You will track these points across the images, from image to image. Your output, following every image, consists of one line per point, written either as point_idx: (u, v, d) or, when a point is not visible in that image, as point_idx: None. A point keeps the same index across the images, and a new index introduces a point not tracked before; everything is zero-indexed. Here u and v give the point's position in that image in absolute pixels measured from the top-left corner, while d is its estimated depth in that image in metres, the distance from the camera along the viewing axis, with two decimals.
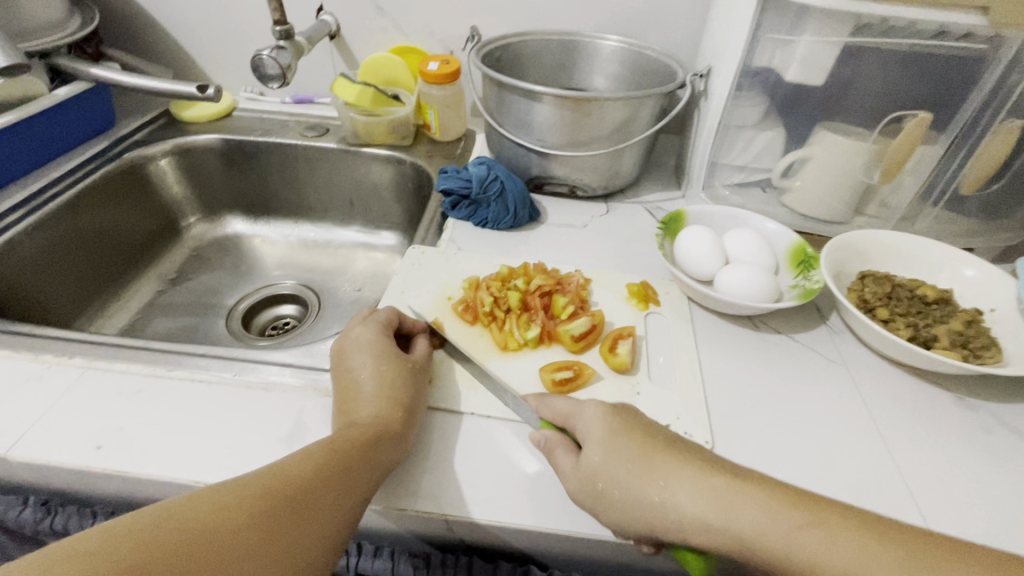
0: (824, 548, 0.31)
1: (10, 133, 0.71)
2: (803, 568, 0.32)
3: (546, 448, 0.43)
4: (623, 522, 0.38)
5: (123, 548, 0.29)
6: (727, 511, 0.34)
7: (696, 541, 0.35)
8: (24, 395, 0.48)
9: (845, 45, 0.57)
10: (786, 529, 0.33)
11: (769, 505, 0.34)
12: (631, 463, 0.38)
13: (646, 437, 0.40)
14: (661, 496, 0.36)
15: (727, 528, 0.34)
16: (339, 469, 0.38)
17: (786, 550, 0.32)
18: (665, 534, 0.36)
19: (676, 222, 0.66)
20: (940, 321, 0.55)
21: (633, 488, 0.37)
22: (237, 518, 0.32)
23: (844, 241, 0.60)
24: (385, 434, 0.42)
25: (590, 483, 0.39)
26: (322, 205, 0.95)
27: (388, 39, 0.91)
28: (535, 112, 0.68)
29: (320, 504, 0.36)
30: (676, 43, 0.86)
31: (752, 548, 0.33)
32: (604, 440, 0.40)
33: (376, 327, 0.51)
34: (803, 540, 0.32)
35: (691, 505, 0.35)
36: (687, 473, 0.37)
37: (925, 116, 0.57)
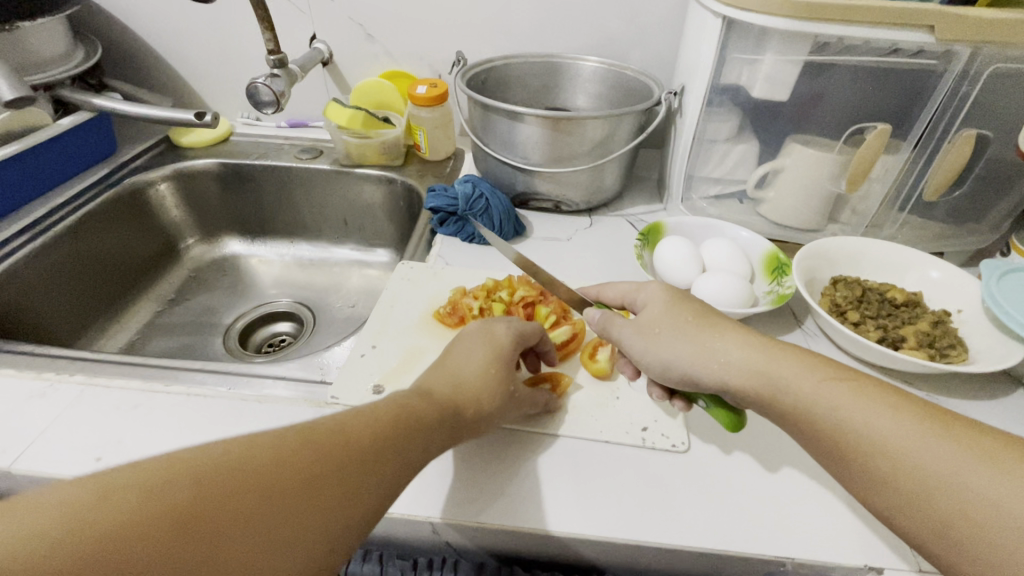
0: (845, 397, 0.38)
1: (15, 163, 0.74)
2: (822, 409, 0.38)
3: (602, 323, 0.49)
4: (669, 362, 0.45)
5: (177, 483, 0.28)
6: (772, 362, 0.42)
7: (733, 381, 0.42)
8: (27, 412, 0.50)
9: (807, 62, 0.60)
10: (817, 381, 0.40)
11: (805, 365, 0.41)
12: (686, 325, 0.46)
13: (706, 309, 0.48)
14: (713, 348, 0.44)
15: (768, 374, 0.41)
16: (398, 440, 0.37)
17: (814, 395, 0.39)
18: (705, 374, 0.44)
19: (655, 233, 0.69)
20: (908, 322, 0.57)
21: (687, 337, 0.45)
22: (291, 478, 0.31)
23: (815, 248, 0.62)
24: (449, 418, 0.41)
25: (649, 328, 0.47)
26: (317, 224, 0.98)
27: (379, 65, 0.95)
28: (518, 131, 0.71)
29: (377, 464, 0.35)
30: (654, 62, 0.89)
31: (783, 391, 0.40)
32: (666, 305, 0.48)
33: (515, 337, 0.50)
34: (828, 390, 0.39)
35: (739, 357, 0.43)
36: (740, 333, 0.44)
37: (885, 128, 0.59)
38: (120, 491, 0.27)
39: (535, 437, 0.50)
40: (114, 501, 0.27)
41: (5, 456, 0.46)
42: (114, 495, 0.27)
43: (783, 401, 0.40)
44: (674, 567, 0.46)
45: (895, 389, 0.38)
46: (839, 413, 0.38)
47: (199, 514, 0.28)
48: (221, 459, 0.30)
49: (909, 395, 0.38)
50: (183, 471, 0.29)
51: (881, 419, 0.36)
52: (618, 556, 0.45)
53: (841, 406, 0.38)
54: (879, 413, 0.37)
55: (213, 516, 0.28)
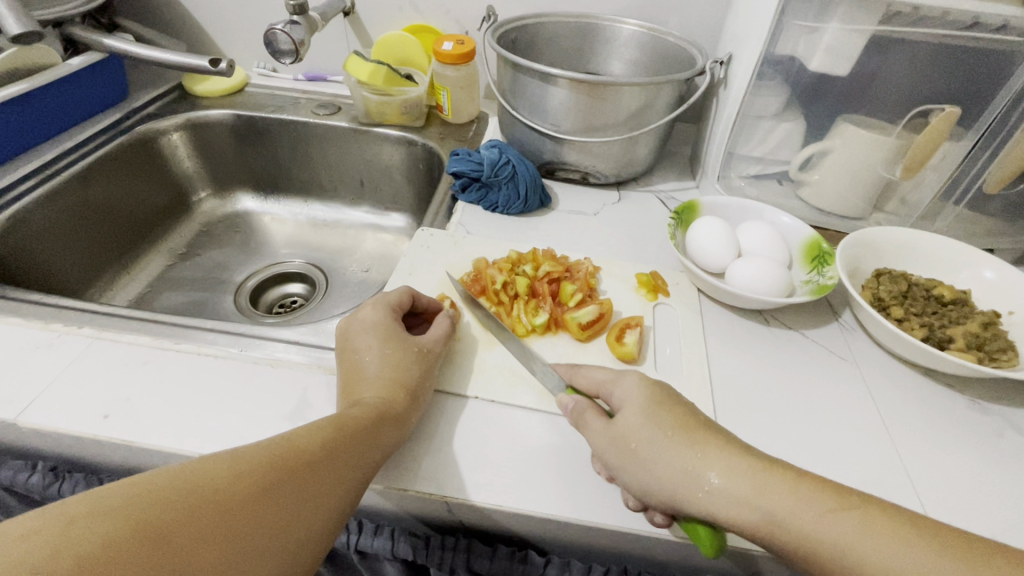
0: (855, 534, 0.32)
1: (24, 102, 0.71)
2: (831, 552, 0.32)
3: (574, 412, 0.43)
4: (648, 484, 0.38)
5: (138, 506, 0.28)
6: (763, 492, 0.35)
7: (724, 516, 0.35)
8: (33, 362, 0.48)
9: (874, 34, 0.56)
10: (817, 512, 0.33)
11: (803, 491, 0.34)
12: (669, 438, 0.38)
13: (687, 414, 0.40)
14: (695, 467, 0.37)
15: (761, 508, 0.34)
16: (345, 445, 0.37)
17: (814, 532, 0.33)
18: (690, 504, 0.36)
19: (690, 213, 0.65)
20: (956, 322, 0.54)
21: (667, 456, 0.38)
22: (248, 489, 0.32)
23: (860, 237, 0.59)
24: (389, 413, 0.42)
25: (624, 441, 0.39)
26: (332, 183, 0.94)
27: (404, 17, 0.90)
28: (549, 96, 0.67)
29: (322, 476, 0.35)
30: (696, 28, 0.83)
31: (779, 528, 0.34)
32: (644, 409, 0.41)
33: (383, 309, 0.50)
34: (831, 524, 0.32)
35: (725, 485, 0.36)
36: (724, 452, 0.37)
37: (953, 110, 0.56)
38: (81, 513, 0.26)
39: (554, 420, 0.47)
40: (77, 525, 0.26)
41: (12, 407, 0.45)
42: (77, 516, 0.26)
43: (782, 540, 0.34)
44: (694, 561, 0.44)
45: (908, 513, 0.33)
46: (848, 555, 0.31)
47: (166, 535, 0.28)
48: (179, 480, 0.30)
49: (919, 520, 0.32)
50: (143, 492, 0.29)
51: (898, 557, 0.30)
52: (634, 547, 0.44)
53: (847, 543, 0.32)
54: (891, 548, 0.31)
55: (179, 537, 0.28)
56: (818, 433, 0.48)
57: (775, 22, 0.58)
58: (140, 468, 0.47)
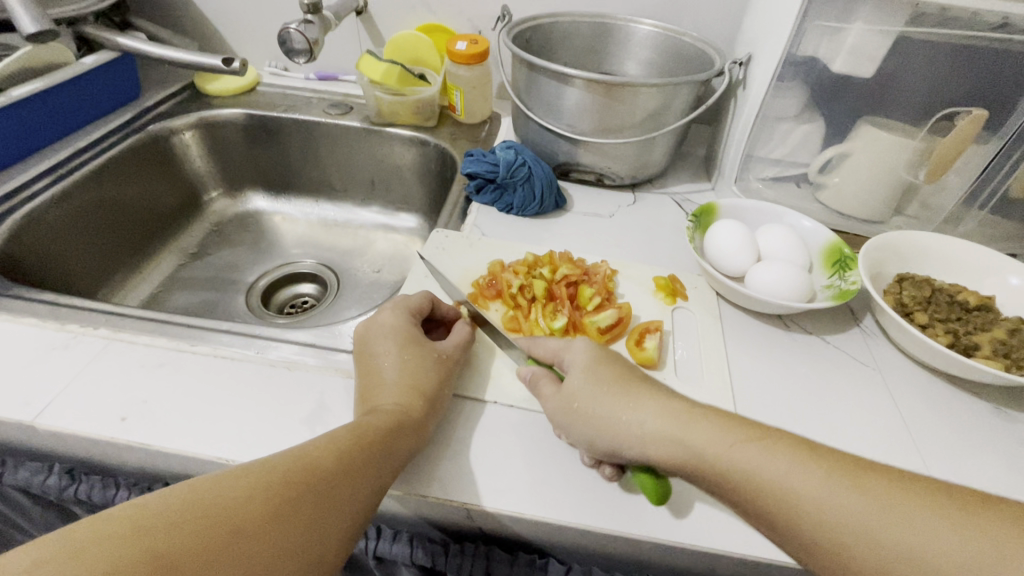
0: (764, 460, 0.34)
1: (38, 101, 0.71)
2: (743, 479, 0.34)
3: (531, 380, 0.45)
4: (590, 437, 0.40)
5: (152, 530, 0.27)
6: (687, 430, 0.37)
7: (654, 456, 0.38)
8: (50, 364, 0.48)
9: (899, 35, 0.55)
10: (730, 444, 0.35)
11: (720, 427, 0.37)
12: (606, 391, 0.41)
13: (625, 369, 0.43)
14: (627, 414, 0.39)
15: (684, 443, 0.37)
16: (360, 458, 0.37)
17: (730, 462, 0.35)
18: (626, 449, 0.39)
19: (707, 215, 0.64)
20: (981, 329, 0.53)
21: (605, 408, 0.40)
22: (264, 507, 0.31)
23: (882, 241, 0.58)
24: (405, 423, 0.41)
25: (569, 399, 0.42)
26: (343, 183, 0.94)
27: (417, 17, 0.90)
28: (565, 96, 0.66)
29: (339, 492, 0.35)
30: (712, 28, 0.83)
31: (701, 462, 0.36)
32: (586, 368, 0.43)
33: (403, 314, 0.50)
34: (744, 455, 0.35)
35: (654, 426, 0.38)
36: (653, 400, 0.40)
37: (981, 113, 0.55)
38: (95, 539, 0.26)
39: None
40: (93, 551, 0.26)
41: (29, 409, 0.44)
42: (91, 542, 0.26)
43: (704, 474, 0.36)
44: (717, 570, 0.44)
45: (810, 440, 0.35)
46: (758, 481, 0.34)
47: (181, 560, 0.27)
48: (193, 500, 0.30)
49: (823, 447, 0.35)
50: (159, 514, 0.28)
51: (801, 478, 0.33)
52: (656, 556, 0.43)
53: (757, 468, 0.34)
54: (792, 471, 0.33)
55: (196, 560, 0.28)
56: (841, 441, 0.47)
57: (797, 23, 0.57)
58: (157, 471, 0.47)
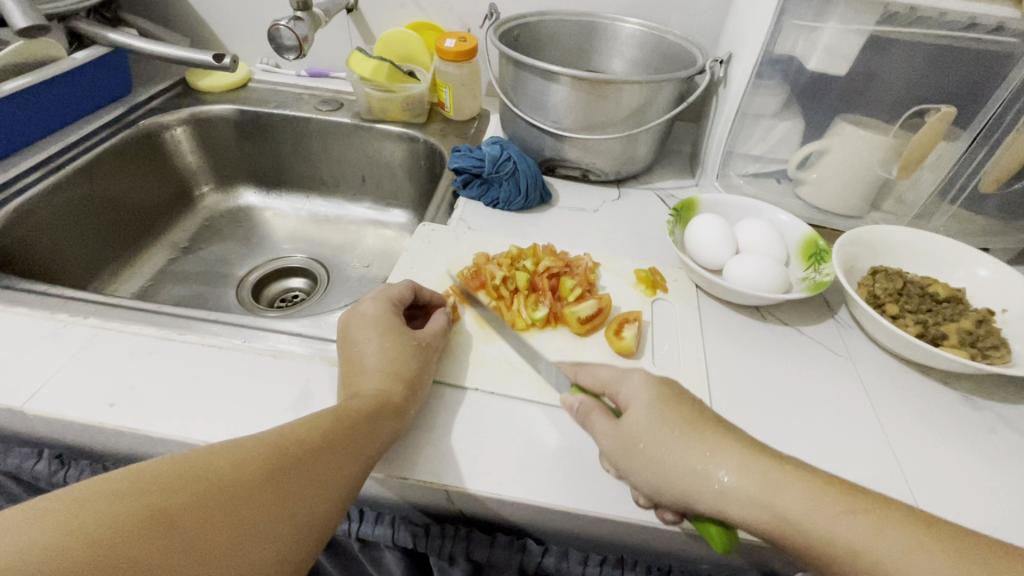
0: (868, 535, 0.32)
1: (30, 95, 0.72)
2: (842, 552, 0.32)
3: (580, 412, 0.43)
4: (659, 484, 0.38)
5: (144, 493, 0.29)
6: (777, 491, 0.35)
7: (735, 514, 0.35)
8: (39, 352, 0.49)
9: (872, 34, 0.57)
10: (831, 514, 0.33)
11: (814, 490, 0.34)
12: (680, 436, 0.38)
13: (694, 409, 0.40)
14: (705, 465, 0.37)
15: (773, 507, 0.34)
16: (346, 435, 0.38)
17: (828, 533, 0.33)
18: (699, 501, 0.37)
19: (688, 210, 0.66)
20: (951, 319, 0.55)
21: (677, 455, 0.38)
22: (253, 475, 0.32)
23: (856, 235, 0.59)
24: (388, 406, 0.42)
25: (631, 441, 0.40)
26: (333, 178, 0.95)
27: (406, 14, 0.91)
28: (551, 93, 0.67)
29: (325, 466, 0.36)
30: (697, 27, 0.84)
31: (793, 529, 0.34)
32: (651, 406, 0.40)
33: (385, 304, 0.51)
34: (848, 528, 0.32)
35: (735, 482, 0.36)
36: (734, 450, 0.37)
37: (948, 111, 0.57)
38: (91, 498, 0.28)
39: (553, 412, 0.48)
40: (88, 508, 0.27)
41: (19, 395, 0.45)
42: (87, 501, 0.27)
43: (794, 539, 0.34)
44: (689, 550, 0.45)
45: (911, 509, 0.33)
46: (859, 555, 0.32)
47: (173, 521, 0.28)
48: (183, 466, 0.31)
49: (927, 518, 0.33)
50: (151, 478, 0.30)
51: (915, 561, 0.31)
52: (630, 537, 0.44)
53: (861, 543, 0.32)
54: (900, 551, 0.31)
55: (187, 521, 0.29)
56: (813, 429, 0.49)
57: (775, 22, 0.59)
58: (144, 456, 0.48)
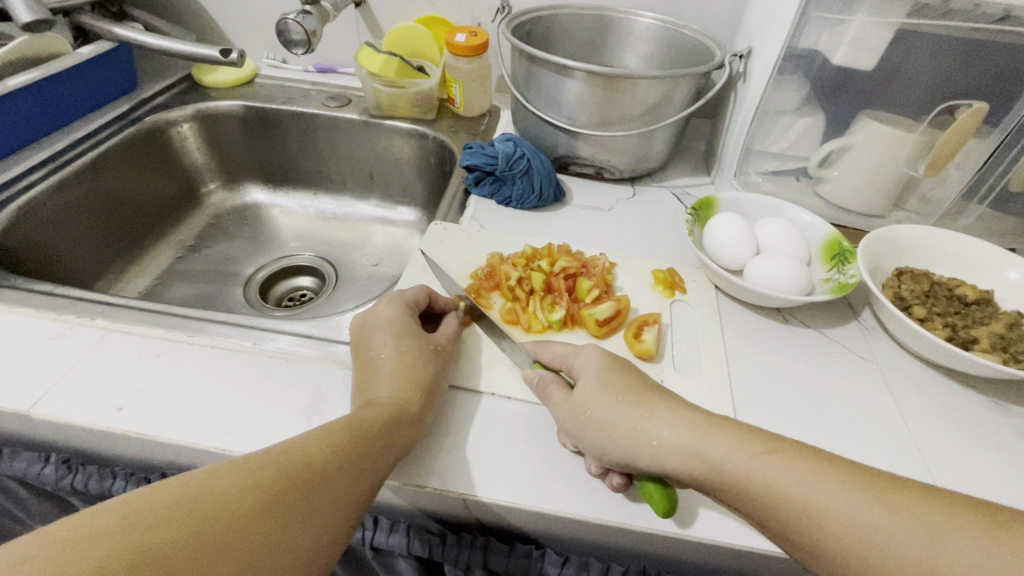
0: (782, 471, 0.34)
1: (34, 92, 0.70)
2: (760, 490, 0.34)
3: (540, 386, 0.45)
4: (605, 449, 0.39)
5: (135, 527, 0.27)
6: (705, 441, 0.37)
7: (671, 468, 0.37)
8: (46, 354, 0.48)
9: (900, 27, 0.55)
10: (749, 456, 0.35)
11: (735, 437, 0.37)
12: (621, 400, 0.40)
13: (637, 378, 0.43)
14: (644, 424, 0.39)
15: (701, 453, 0.36)
16: (354, 452, 0.37)
17: (748, 473, 0.35)
18: (641, 459, 0.38)
19: (707, 209, 0.64)
20: (980, 322, 0.53)
21: (620, 417, 0.40)
22: (253, 501, 0.31)
23: (882, 234, 0.58)
24: (402, 417, 0.41)
25: (579, 408, 0.41)
26: (341, 176, 0.93)
27: (415, 8, 0.89)
28: (565, 89, 0.66)
29: (332, 486, 0.34)
30: (713, 21, 0.82)
31: (720, 473, 0.36)
32: (598, 375, 0.43)
33: (400, 306, 0.50)
34: (762, 465, 0.35)
35: (670, 436, 0.38)
36: (668, 409, 0.39)
37: (981, 107, 0.55)
38: (76, 538, 0.26)
39: None
40: (74, 549, 0.26)
41: (26, 399, 0.44)
42: (73, 542, 0.26)
43: (720, 484, 0.36)
44: (713, 561, 0.44)
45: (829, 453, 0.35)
46: (776, 490, 0.34)
47: (167, 555, 0.27)
48: (180, 496, 0.30)
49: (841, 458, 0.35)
50: (143, 510, 0.28)
51: (820, 490, 0.33)
52: (652, 547, 0.43)
53: (773, 479, 0.34)
54: (808, 482, 0.33)
55: (181, 557, 0.28)
56: (838, 435, 0.47)
57: (798, 15, 0.57)
58: (154, 462, 0.47)
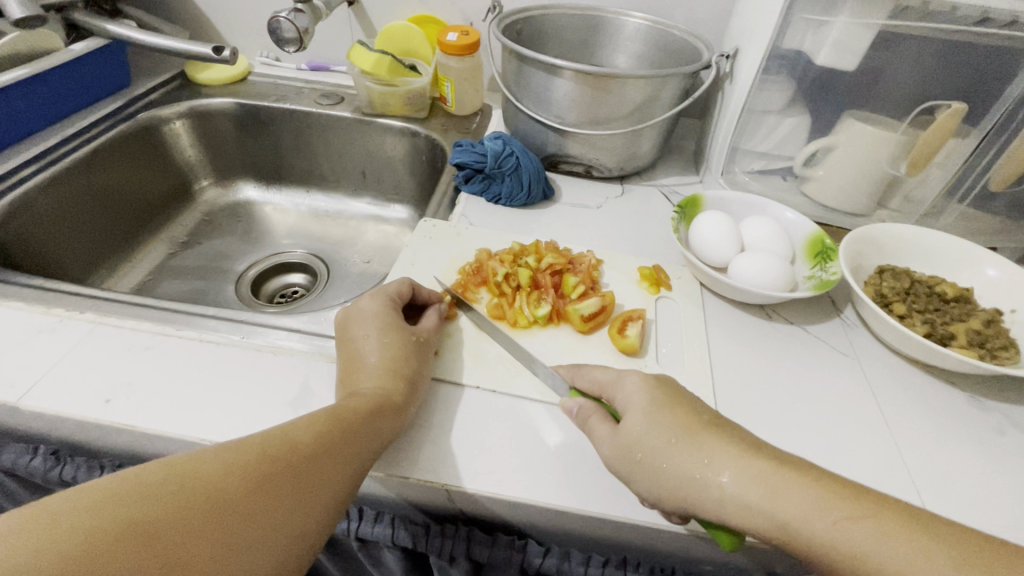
0: (872, 540, 0.30)
1: (26, 87, 0.71)
2: (844, 559, 0.31)
3: (580, 416, 0.43)
4: (659, 493, 0.37)
5: (127, 502, 0.28)
6: (775, 496, 0.33)
7: (737, 521, 0.34)
8: (35, 347, 0.48)
9: (882, 29, 0.56)
10: (831, 519, 0.32)
11: (815, 493, 0.33)
12: (675, 442, 0.38)
13: (691, 415, 0.39)
14: (703, 472, 0.36)
15: (772, 513, 0.33)
16: (341, 438, 0.37)
17: (829, 539, 0.31)
18: (702, 510, 0.36)
19: (693, 207, 0.65)
20: (959, 319, 0.54)
21: (674, 462, 0.37)
22: (242, 482, 0.32)
23: (863, 232, 0.59)
24: (386, 405, 0.41)
25: (628, 451, 0.39)
26: (334, 173, 0.94)
27: (408, 7, 0.90)
28: (554, 87, 0.66)
29: (319, 470, 0.35)
30: (702, 21, 0.83)
31: (794, 534, 0.32)
32: (646, 412, 0.40)
33: (383, 299, 0.50)
34: (847, 533, 0.31)
35: (735, 489, 0.34)
36: (729, 454, 0.36)
37: (959, 107, 0.55)
38: (69, 510, 0.27)
39: (554, 410, 0.47)
40: (67, 521, 0.26)
41: (14, 390, 0.45)
42: (66, 515, 0.26)
43: (797, 546, 0.33)
44: (692, 552, 0.44)
45: (921, 515, 0.31)
46: (864, 562, 0.30)
47: (159, 529, 0.28)
48: (172, 475, 0.30)
49: (936, 525, 0.31)
50: (135, 486, 0.29)
51: (918, 568, 0.29)
52: (632, 538, 0.44)
53: (860, 549, 0.30)
54: (904, 558, 0.29)
55: (173, 532, 0.28)
56: (817, 430, 0.48)
57: (782, 16, 0.58)
58: (142, 453, 0.47)
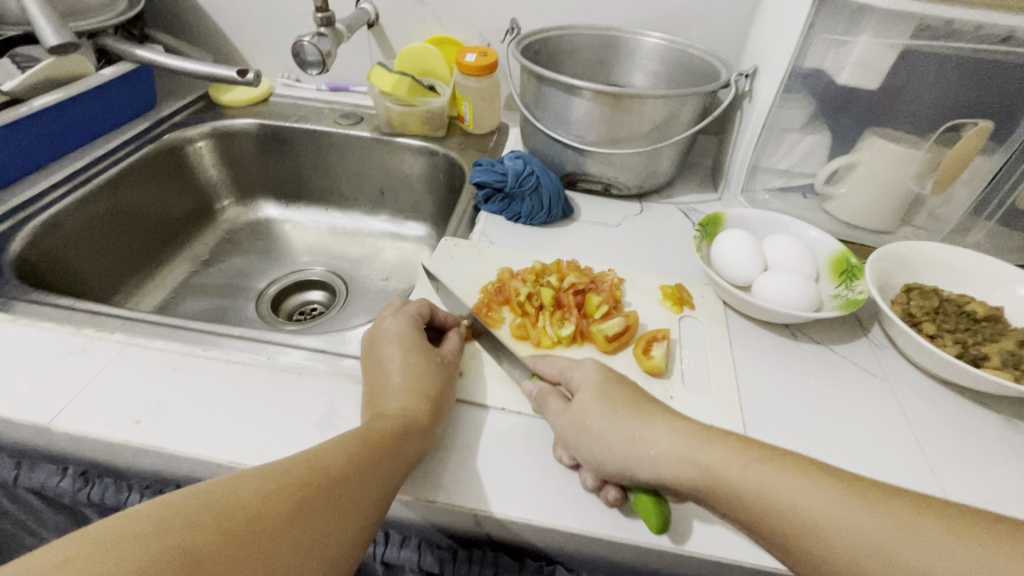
0: (771, 478, 0.34)
1: (58, 111, 0.73)
2: (753, 497, 0.34)
3: (538, 397, 0.45)
4: (603, 458, 0.40)
5: (171, 531, 0.28)
6: (699, 447, 0.37)
7: (670, 476, 0.37)
8: (66, 368, 0.49)
9: (906, 48, 0.56)
10: (743, 464, 0.36)
11: (731, 446, 0.37)
12: (621, 412, 0.41)
13: (636, 393, 0.43)
14: (641, 436, 0.39)
15: (700, 462, 0.37)
16: (371, 461, 0.37)
17: (742, 481, 0.35)
18: (640, 470, 0.39)
19: (714, 225, 0.65)
20: (991, 339, 0.53)
21: (620, 429, 0.40)
22: (278, 507, 0.32)
23: (890, 251, 0.58)
24: (413, 427, 0.41)
25: (578, 419, 0.42)
26: (352, 192, 0.95)
27: (426, 29, 0.91)
28: (573, 107, 0.67)
29: (351, 493, 0.35)
30: (718, 40, 0.84)
31: (715, 481, 0.36)
32: (596, 389, 0.43)
33: (406, 319, 0.51)
34: (755, 474, 0.35)
35: (667, 445, 0.38)
36: (664, 420, 0.40)
37: (985, 124, 0.57)
38: (115, 540, 0.26)
39: None
40: (114, 551, 0.26)
41: (46, 411, 0.45)
42: (113, 544, 0.26)
43: (719, 494, 0.36)
44: None
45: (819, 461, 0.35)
46: (771, 496, 0.34)
47: (202, 556, 0.28)
48: (210, 501, 0.30)
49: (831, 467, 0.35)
50: (176, 514, 0.29)
51: (809, 495, 0.33)
52: (663, 564, 0.43)
53: (766, 487, 0.34)
54: (801, 490, 0.33)
55: (214, 560, 0.28)
56: (846, 452, 0.47)
57: (804, 35, 0.58)
58: (169, 474, 0.47)
